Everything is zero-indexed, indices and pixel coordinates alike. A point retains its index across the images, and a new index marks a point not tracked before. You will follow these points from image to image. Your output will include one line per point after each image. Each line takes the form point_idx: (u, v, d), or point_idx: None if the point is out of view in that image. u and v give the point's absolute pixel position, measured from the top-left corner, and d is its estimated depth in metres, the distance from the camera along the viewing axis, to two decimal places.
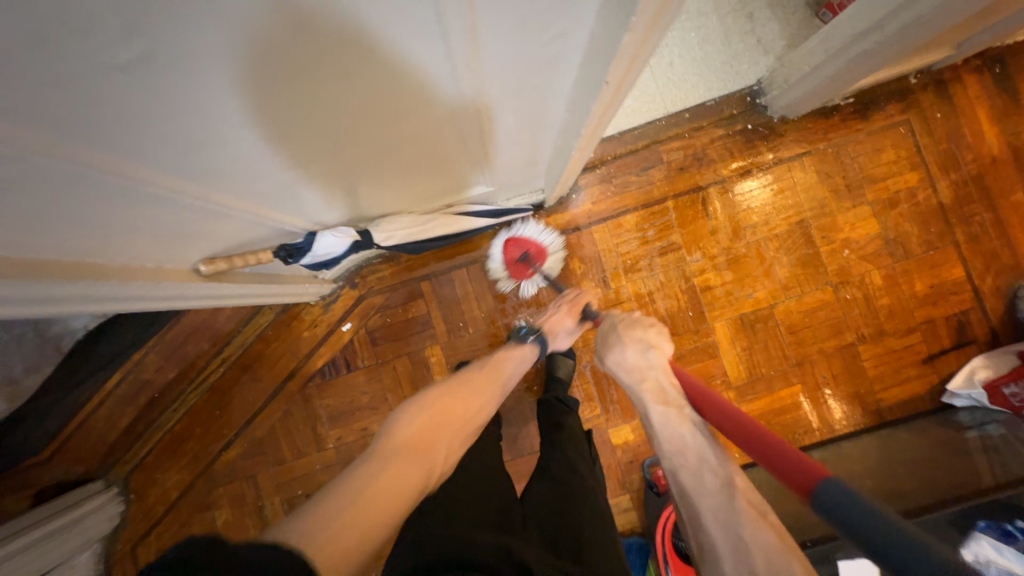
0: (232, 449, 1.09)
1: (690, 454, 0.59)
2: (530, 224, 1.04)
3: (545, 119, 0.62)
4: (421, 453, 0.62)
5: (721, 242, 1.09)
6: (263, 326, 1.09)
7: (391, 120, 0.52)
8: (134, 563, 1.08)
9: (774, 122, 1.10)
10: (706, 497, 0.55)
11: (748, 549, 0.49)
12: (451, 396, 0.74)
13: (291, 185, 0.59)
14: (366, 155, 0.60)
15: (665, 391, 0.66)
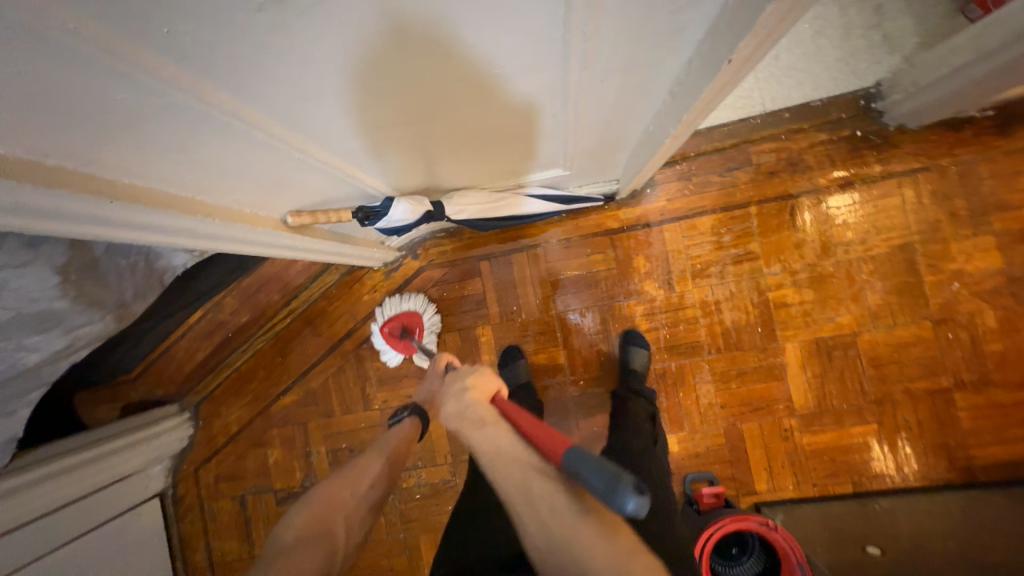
0: (288, 396, 1.17)
1: (500, 457, 0.53)
2: (387, 305, 1.07)
3: (642, 99, 0.59)
4: (318, 539, 0.60)
5: (806, 258, 1.00)
6: (328, 285, 1.15)
7: (481, 94, 0.52)
8: (195, 482, 1.19)
9: (889, 131, 0.98)
10: (512, 490, 0.50)
11: (538, 509, 0.48)
12: (341, 478, 0.71)
13: (379, 147, 0.60)
14: (450, 127, 0.59)
15: (475, 411, 0.59)
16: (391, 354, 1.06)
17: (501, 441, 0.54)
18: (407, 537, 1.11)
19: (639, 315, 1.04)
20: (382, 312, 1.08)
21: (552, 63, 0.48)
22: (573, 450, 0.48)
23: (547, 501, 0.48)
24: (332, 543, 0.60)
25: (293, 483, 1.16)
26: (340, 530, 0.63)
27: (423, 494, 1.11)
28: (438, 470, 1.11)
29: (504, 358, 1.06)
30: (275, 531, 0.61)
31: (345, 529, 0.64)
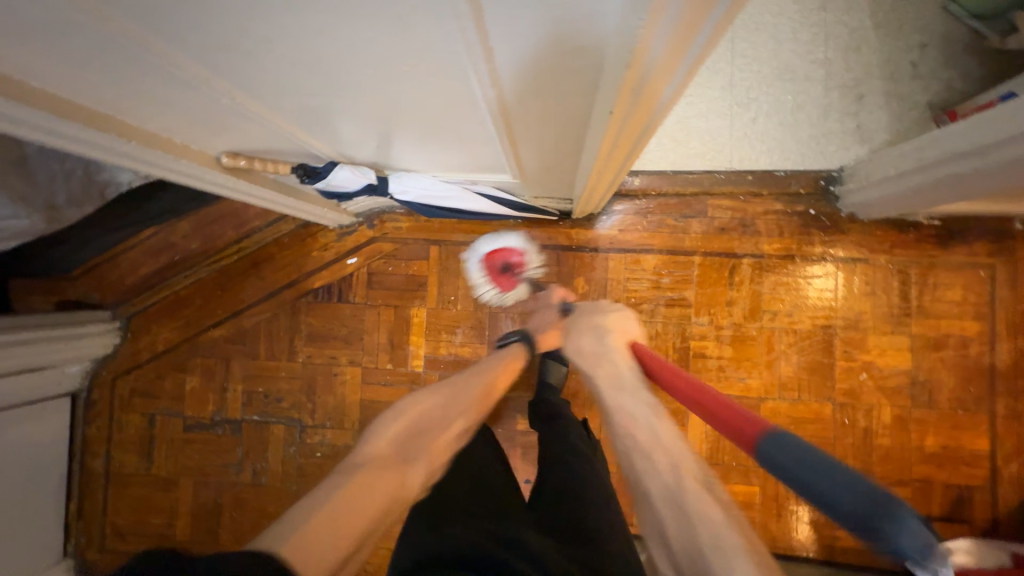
0: (219, 329, 1.19)
1: (642, 434, 0.55)
2: (493, 237, 1.06)
3: (568, 132, 0.67)
4: (395, 465, 0.58)
5: (734, 316, 1.04)
6: (284, 233, 1.17)
7: (412, 80, 0.53)
8: (110, 391, 1.21)
9: (840, 216, 1.02)
10: (654, 477, 0.51)
11: (691, 519, 0.46)
12: (438, 398, 0.71)
13: (326, 120, 0.64)
14: (395, 117, 0.63)
15: (625, 376, 0.63)
16: (488, 283, 1.06)
17: (654, 419, 0.57)
18: (298, 490, 1.14)
19: None
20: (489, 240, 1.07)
21: (479, 63, 0.49)
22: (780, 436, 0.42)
23: (712, 533, 0.44)
24: (406, 472, 0.58)
25: (205, 413, 1.18)
26: (416, 463, 0.61)
27: (325, 453, 1.14)
28: (343, 434, 1.13)
29: None
30: (364, 442, 0.61)
31: (418, 464, 0.62)
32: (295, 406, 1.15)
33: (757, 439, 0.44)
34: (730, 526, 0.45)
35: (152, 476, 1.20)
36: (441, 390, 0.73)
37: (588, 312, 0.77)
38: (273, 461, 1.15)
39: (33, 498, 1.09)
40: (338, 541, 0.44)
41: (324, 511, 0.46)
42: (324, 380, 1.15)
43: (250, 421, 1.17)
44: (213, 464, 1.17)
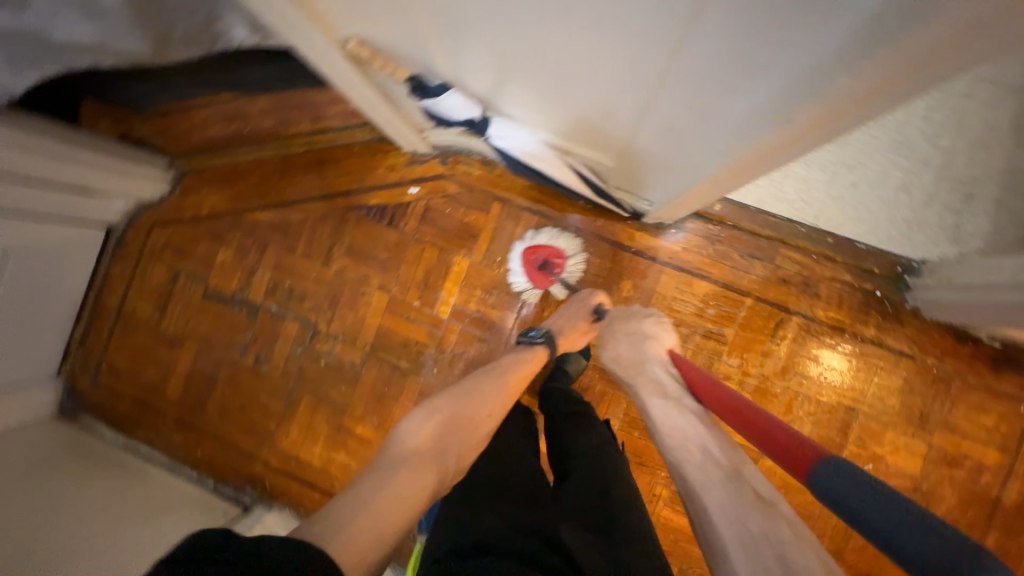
0: (266, 213, 1.19)
1: (691, 444, 0.66)
2: (542, 233, 1.07)
3: (696, 136, 0.65)
4: (428, 463, 0.66)
5: (764, 368, 1.03)
6: (356, 141, 1.15)
7: (584, 15, 0.50)
8: (145, 236, 1.22)
9: (904, 307, 1.00)
10: (710, 488, 0.60)
11: (751, 529, 0.54)
12: (461, 399, 0.78)
13: (470, 35, 0.61)
14: (541, 55, 0.60)
15: (668, 387, 0.77)
16: (523, 279, 1.08)
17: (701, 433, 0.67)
18: (293, 389, 1.16)
19: None
20: (534, 236, 1.08)
21: (667, 18, 0.46)
22: (831, 463, 0.50)
23: (768, 538, 0.52)
24: (440, 466, 0.67)
25: (227, 288, 1.19)
26: (449, 457, 0.69)
27: (328, 362, 1.15)
28: (352, 351, 1.14)
29: None
30: (395, 440, 0.68)
31: (450, 455, 0.70)
32: (314, 310, 1.16)
33: (811, 466, 0.51)
34: (784, 532, 0.53)
35: (159, 330, 1.22)
36: (462, 392, 0.80)
37: (628, 317, 0.92)
38: (278, 355, 1.17)
39: (40, 310, 1.11)
40: (379, 539, 0.53)
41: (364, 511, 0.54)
42: (350, 295, 1.15)
43: (268, 310, 1.18)
44: (220, 339, 1.19)
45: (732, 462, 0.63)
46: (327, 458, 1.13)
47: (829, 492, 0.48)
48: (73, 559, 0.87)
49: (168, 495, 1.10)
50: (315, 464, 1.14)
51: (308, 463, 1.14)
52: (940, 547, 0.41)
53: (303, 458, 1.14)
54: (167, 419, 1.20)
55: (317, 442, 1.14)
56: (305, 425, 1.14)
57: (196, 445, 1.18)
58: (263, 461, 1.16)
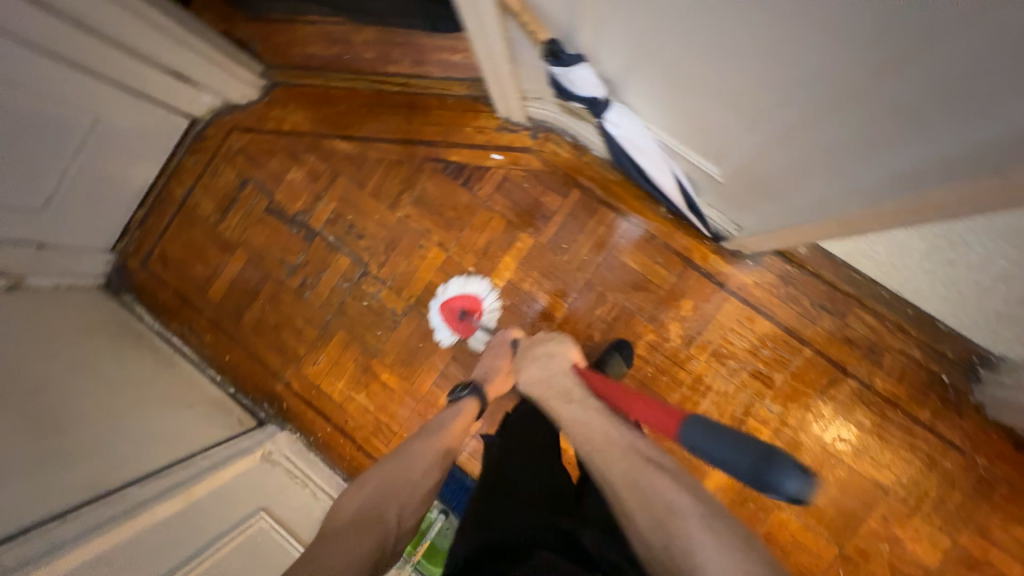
0: (346, 143, 1.18)
1: (598, 437, 0.66)
2: (454, 285, 1.10)
3: (834, 173, 0.62)
4: (367, 526, 0.69)
5: (805, 422, 1.00)
6: (452, 94, 1.13)
7: (777, 24, 0.47)
8: (224, 138, 1.23)
9: (967, 399, 0.95)
10: (617, 475, 0.61)
11: (656, 505, 0.57)
12: (395, 462, 0.78)
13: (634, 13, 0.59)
14: (699, 54, 0.58)
15: (571, 390, 0.75)
16: (447, 329, 1.10)
17: (600, 420, 0.68)
18: (331, 321, 1.16)
19: (645, 340, 1.05)
20: (445, 292, 1.11)
21: (865, 54, 0.44)
22: (692, 420, 0.59)
23: (661, 494, 0.58)
24: (381, 525, 0.70)
25: (290, 208, 1.20)
26: (391, 512, 0.72)
27: (370, 304, 1.15)
28: (396, 300, 1.14)
29: None
30: (329, 520, 0.71)
31: (389, 519, 0.71)
32: (369, 250, 1.16)
33: (678, 428, 0.60)
34: (671, 487, 0.59)
35: (215, 232, 1.23)
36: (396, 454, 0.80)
37: (533, 343, 0.86)
38: (324, 285, 1.17)
39: (109, 181, 1.13)
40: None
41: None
42: (407, 245, 1.14)
43: (324, 240, 1.18)
44: (271, 256, 1.20)
45: (624, 432, 0.66)
46: (347, 395, 1.14)
47: (695, 444, 0.58)
48: (97, 425, 0.90)
49: (190, 388, 1.13)
50: (334, 399, 1.15)
51: (328, 396, 1.15)
52: (755, 460, 0.54)
53: (325, 389, 1.15)
54: (203, 318, 1.22)
55: (341, 378, 1.15)
56: (334, 358, 1.15)
57: (224, 351, 1.20)
58: (284, 382, 1.17)
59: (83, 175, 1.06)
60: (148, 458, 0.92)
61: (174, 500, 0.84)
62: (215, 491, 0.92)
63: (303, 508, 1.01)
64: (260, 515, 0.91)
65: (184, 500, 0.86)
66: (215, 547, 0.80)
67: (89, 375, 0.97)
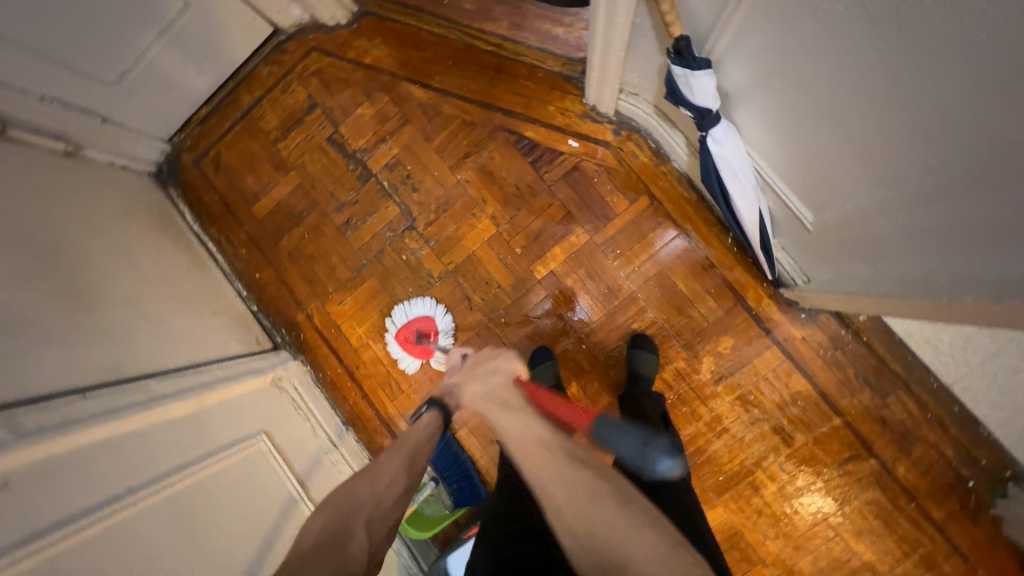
0: (423, 92, 1.14)
1: (530, 440, 0.63)
2: (401, 311, 1.10)
3: (932, 256, 0.59)
4: (326, 554, 0.59)
5: (813, 488, 0.97)
6: (543, 68, 1.08)
7: (952, 86, 0.42)
8: (303, 56, 1.20)
9: (986, 510, 0.92)
10: (546, 472, 0.59)
11: (583, 502, 0.55)
12: (360, 479, 0.72)
13: (782, 35, 0.55)
14: (837, 93, 0.54)
15: (507, 398, 0.73)
16: (406, 353, 1.09)
17: (531, 425, 0.66)
18: (365, 266, 1.15)
19: (673, 367, 1.02)
20: (393, 322, 1.10)
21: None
22: None
23: (582, 487, 0.57)
24: (345, 553, 0.60)
25: (352, 144, 1.17)
26: (357, 539, 0.63)
27: (408, 260, 1.13)
28: (434, 262, 1.12)
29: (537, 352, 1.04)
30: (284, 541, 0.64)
31: (359, 534, 0.63)
32: (420, 206, 1.13)
33: None
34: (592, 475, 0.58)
35: (272, 149, 1.21)
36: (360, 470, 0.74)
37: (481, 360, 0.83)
38: (367, 228, 1.15)
39: (182, 72, 1.11)
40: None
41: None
42: (459, 210, 1.11)
43: (378, 184, 1.15)
44: (322, 187, 1.18)
45: (550, 429, 0.65)
46: (365, 343, 1.14)
47: None
48: (125, 311, 0.90)
49: (215, 295, 1.13)
50: (351, 343, 1.15)
51: (345, 338, 1.15)
52: None
53: (345, 330, 1.15)
54: (242, 231, 1.21)
55: (362, 325, 1.14)
56: (360, 303, 1.15)
57: (255, 268, 1.20)
58: (306, 313, 1.17)
59: (161, 60, 1.05)
60: (166, 355, 0.93)
61: (187, 402, 0.85)
62: (224, 403, 0.92)
63: (301, 439, 1.02)
64: (260, 438, 0.92)
65: (195, 405, 0.87)
66: (215, 458, 0.81)
67: (127, 261, 0.97)
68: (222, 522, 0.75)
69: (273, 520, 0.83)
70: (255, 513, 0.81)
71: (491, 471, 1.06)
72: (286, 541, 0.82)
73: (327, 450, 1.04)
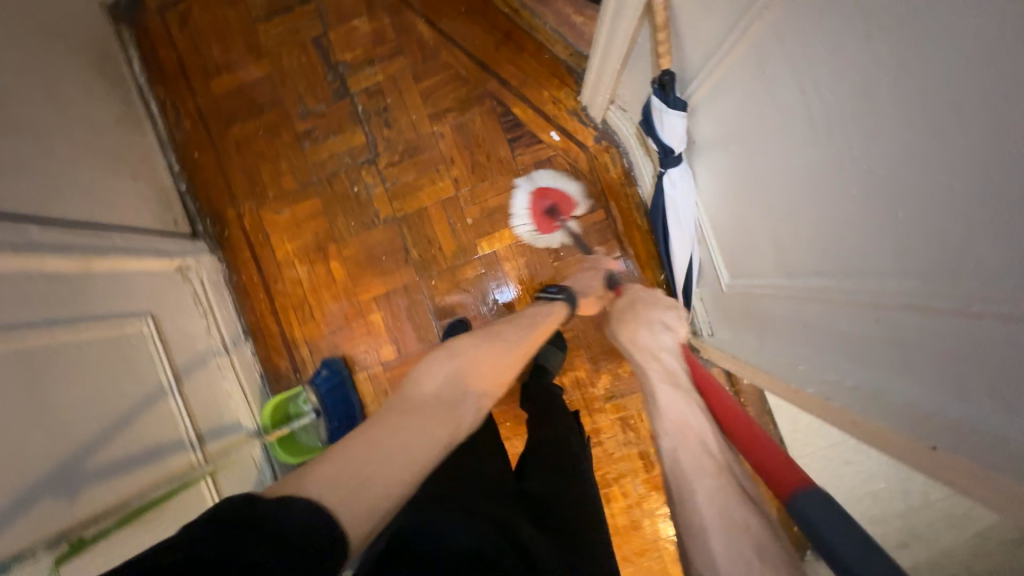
0: (425, 27, 1.08)
1: (691, 431, 0.56)
2: (550, 175, 1.05)
3: (801, 345, 0.65)
4: (439, 410, 0.57)
5: (655, 513, 1.07)
6: (550, 50, 1.06)
7: (852, 207, 0.46)
8: None
9: None
10: (703, 475, 0.50)
11: (747, 543, 0.43)
12: (482, 351, 0.70)
13: (743, 108, 0.58)
14: (772, 177, 0.58)
15: (676, 374, 0.67)
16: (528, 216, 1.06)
17: (700, 421, 0.57)
18: (314, 184, 1.10)
19: (573, 374, 1.08)
20: (539, 179, 1.06)
21: (898, 283, 0.43)
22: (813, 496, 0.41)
23: (753, 537, 0.43)
24: (456, 416, 0.59)
25: (337, 54, 1.10)
26: (466, 409, 0.61)
27: (359, 192, 1.09)
28: (384, 204, 1.09)
29: (449, 324, 1.04)
30: (414, 385, 0.61)
31: (469, 403, 0.62)
32: (387, 143, 1.09)
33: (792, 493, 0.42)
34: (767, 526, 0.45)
35: (250, 27, 1.11)
36: (487, 342, 0.72)
37: (649, 303, 0.81)
38: (327, 147, 1.10)
39: None
40: (390, 484, 0.45)
41: (376, 458, 0.46)
42: (425, 161, 1.08)
43: (351, 105, 1.10)
44: (293, 87, 1.10)
45: (726, 446, 0.55)
46: (290, 260, 1.10)
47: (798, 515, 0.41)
48: (28, 143, 0.81)
49: (139, 159, 1.04)
50: (276, 256, 1.11)
51: (271, 249, 1.11)
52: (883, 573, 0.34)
53: (274, 241, 1.11)
54: (192, 103, 1.12)
55: (292, 242, 1.10)
56: (297, 220, 1.10)
57: (195, 147, 1.12)
58: (237, 210, 1.11)
59: None
60: (64, 205, 0.85)
61: (72, 259, 0.80)
62: (114, 273, 0.87)
63: (193, 334, 0.98)
64: (146, 320, 0.88)
65: (76, 266, 0.81)
66: (83, 328, 0.76)
67: (42, 86, 0.87)
68: (70, 391, 0.71)
69: (132, 403, 0.80)
70: (113, 393, 0.78)
71: None
72: (140, 428, 0.80)
73: (216, 353, 1.02)
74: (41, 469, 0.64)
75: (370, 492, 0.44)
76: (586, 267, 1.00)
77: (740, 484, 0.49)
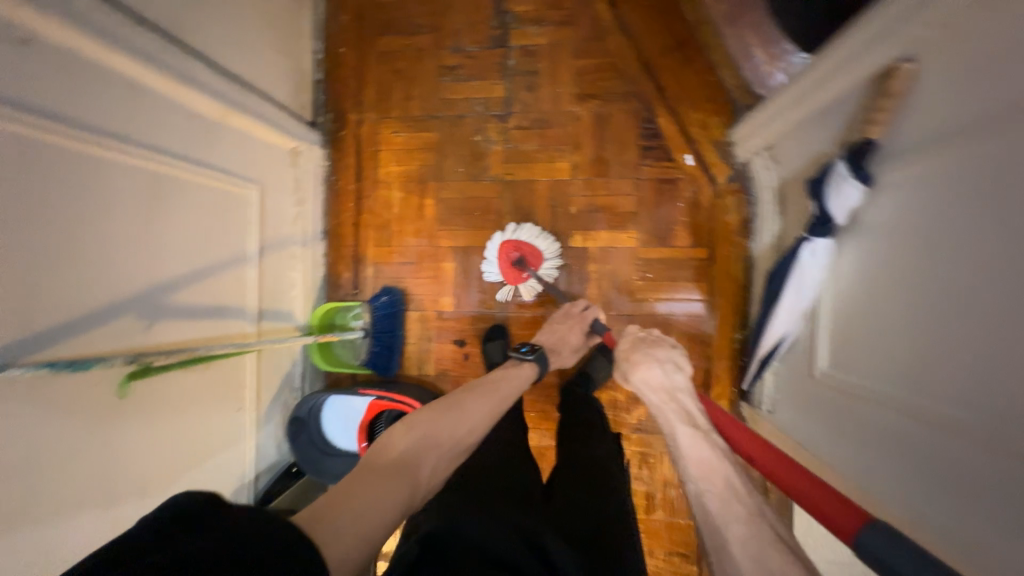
0: (604, 8, 1.05)
1: (716, 478, 0.56)
2: (523, 228, 1.03)
3: (877, 459, 0.62)
4: (402, 471, 0.58)
5: None
6: (718, 75, 1.02)
7: (1006, 346, 0.44)
8: None
9: None
10: (733, 524, 0.50)
11: None
12: (446, 411, 0.69)
13: (927, 206, 0.55)
14: (924, 285, 0.55)
15: (694, 415, 0.66)
16: (497, 268, 1.03)
17: (723, 465, 0.57)
18: (438, 119, 1.10)
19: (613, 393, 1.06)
20: (513, 231, 1.03)
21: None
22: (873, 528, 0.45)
23: None
24: (416, 472, 0.59)
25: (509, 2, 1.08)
26: (427, 464, 0.61)
27: (477, 143, 1.09)
28: (497, 163, 1.08)
29: (490, 330, 1.06)
30: (377, 447, 0.62)
31: (431, 460, 0.62)
32: (524, 105, 1.08)
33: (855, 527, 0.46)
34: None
35: None
36: (440, 407, 0.70)
37: (655, 344, 0.78)
38: (464, 88, 1.09)
39: None
40: (361, 536, 0.47)
41: (355, 507, 0.49)
42: (552, 136, 1.07)
43: (503, 57, 1.08)
44: (455, 19, 1.09)
45: (753, 487, 0.55)
46: (391, 182, 1.11)
47: (870, 555, 0.45)
48: None
49: (294, 35, 1.06)
50: (378, 173, 1.11)
51: (376, 165, 1.11)
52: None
53: (382, 158, 1.11)
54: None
55: (398, 165, 1.11)
56: (411, 147, 1.10)
57: (343, 42, 1.13)
58: (358, 116, 1.12)
59: None
60: (229, 54, 0.86)
61: (219, 107, 0.80)
62: (242, 134, 0.89)
63: (281, 217, 1.00)
64: (252, 188, 0.89)
65: (219, 114, 0.81)
66: (207, 174, 0.78)
67: None
68: (179, 226, 0.73)
69: (220, 259, 0.82)
70: (211, 243, 0.80)
71: (412, 359, 1.10)
72: (217, 283, 0.82)
73: (293, 241, 1.04)
74: (136, 288, 0.66)
75: (359, 528, 0.47)
76: (565, 317, 0.94)
77: (777, 533, 0.49)
